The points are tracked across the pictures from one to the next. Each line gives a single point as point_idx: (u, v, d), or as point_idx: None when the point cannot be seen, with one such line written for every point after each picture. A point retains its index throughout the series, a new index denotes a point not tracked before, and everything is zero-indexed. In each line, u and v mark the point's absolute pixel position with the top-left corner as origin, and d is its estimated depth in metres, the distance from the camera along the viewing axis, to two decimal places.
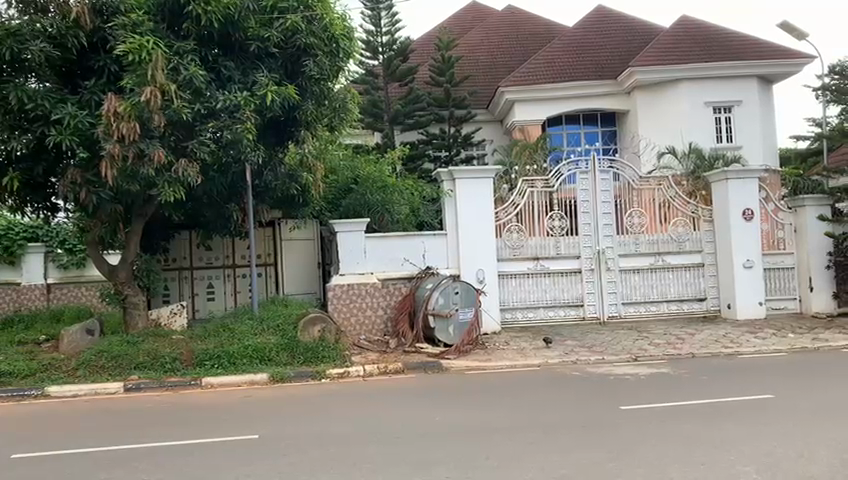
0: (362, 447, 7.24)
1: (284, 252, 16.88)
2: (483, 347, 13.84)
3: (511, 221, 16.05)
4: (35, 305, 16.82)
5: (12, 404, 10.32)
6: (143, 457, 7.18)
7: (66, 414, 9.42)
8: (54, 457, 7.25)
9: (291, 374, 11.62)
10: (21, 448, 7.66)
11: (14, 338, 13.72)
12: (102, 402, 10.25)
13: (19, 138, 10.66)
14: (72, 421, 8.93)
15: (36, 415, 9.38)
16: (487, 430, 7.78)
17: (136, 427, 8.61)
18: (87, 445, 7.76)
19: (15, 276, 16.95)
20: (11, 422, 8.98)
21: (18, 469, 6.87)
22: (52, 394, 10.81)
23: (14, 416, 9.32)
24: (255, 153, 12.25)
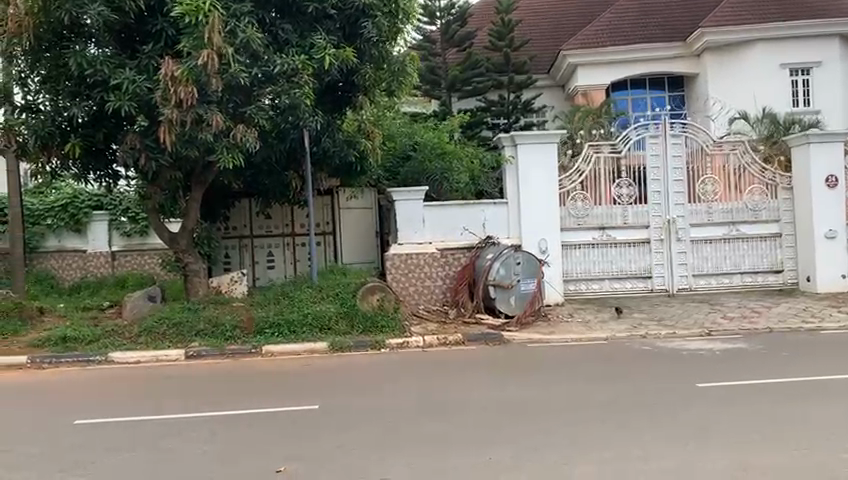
0: (424, 420, 6.93)
1: (343, 220, 16.68)
2: (546, 318, 13.41)
3: (575, 189, 15.45)
4: (101, 272, 17.11)
5: (76, 369, 10.44)
6: (201, 426, 7.03)
7: (126, 380, 9.43)
8: (111, 424, 7.17)
9: (350, 343, 11.45)
10: (80, 414, 7.64)
11: (79, 304, 13.96)
12: (162, 368, 10.27)
13: (80, 104, 10.74)
14: (132, 388, 8.92)
15: (97, 381, 9.41)
16: (554, 406, 7.38)
17: (195, 394, 8.51)
18: (145, 412, 7.68)
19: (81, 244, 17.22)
20: (75, 388, 9.01)
21: (79, 434, 6.81)
22: (113, 360, 10.89)
23: (77, 382, 9.38)
24: (313, 118, 11.99)
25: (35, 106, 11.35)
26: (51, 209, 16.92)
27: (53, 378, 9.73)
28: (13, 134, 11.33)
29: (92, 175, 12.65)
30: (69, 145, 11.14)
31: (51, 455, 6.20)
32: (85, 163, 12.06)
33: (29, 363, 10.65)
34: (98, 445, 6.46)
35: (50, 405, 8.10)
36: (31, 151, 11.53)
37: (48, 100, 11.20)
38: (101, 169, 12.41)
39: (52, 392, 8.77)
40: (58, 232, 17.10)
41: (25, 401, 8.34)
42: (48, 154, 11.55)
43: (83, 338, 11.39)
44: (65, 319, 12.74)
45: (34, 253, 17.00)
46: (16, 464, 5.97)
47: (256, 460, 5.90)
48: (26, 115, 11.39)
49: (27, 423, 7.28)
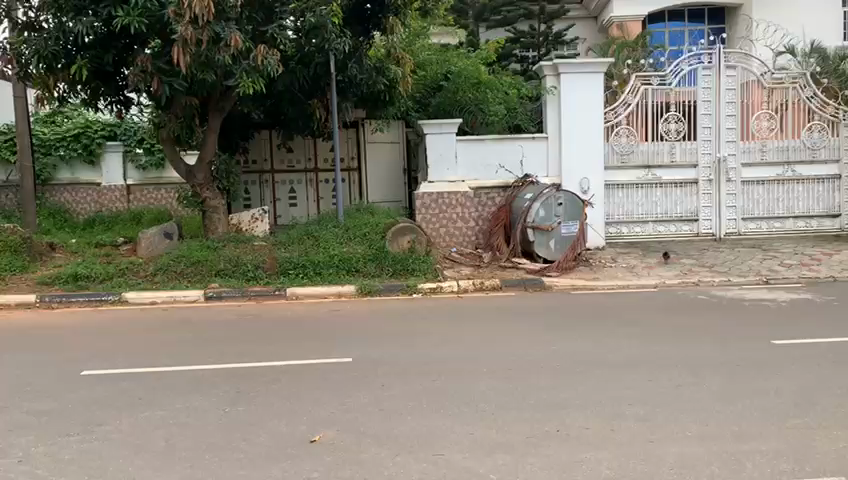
0: (474, 381, 6.10)
1: (369, 155, 15.71)
2: (588, 263, 12.51)
3: (620, 123, 14.30)
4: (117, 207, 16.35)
5: (88, 310, 9.73)
6: (223, 381, 6.26)
7: (141, 324, 8.71)
8: (124, 377, 6.42)
9: (380, 287, 10.66)
10: (91, 363, 6.89)
11: (93, 240, 13.21)
12: (179, 312, 9.52)
13: (85, 20, 9.70)
14: (148, 334, 8.18)
15: (110, 325, 8.69)
16: (620, 365, 6.53)
17: (217, 342, 7.74)
18: (162, 362, 6.91)
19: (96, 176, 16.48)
20: (85, 332, 8.28)
21: (87, 388, 6.06)
22: (128, 301, 10.17)
23: (89, 326, 8.66)
24: (341, 41, 10.91)
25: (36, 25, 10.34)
26: (63, 139, 16.03)
27: (62, 320, 9.03)
28: (15, 54, 10.36)
29: (102, 101, 11.70)
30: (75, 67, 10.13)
31: (55, 413, 5.43)
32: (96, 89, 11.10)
33: (40, 303, 9.95)
34: (108, 402, 5.71)
35: (60, 351, 7.38)
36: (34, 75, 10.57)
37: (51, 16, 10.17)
38: (111, 95, 11.46)
39: (61, 337, 8.05)
40: (71, 164, 16.25)
41: (31, 345, 7.63)
42: (53, 78, 10.58)
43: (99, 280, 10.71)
44: (77, 256, 12.01)
45: (46, 185, 16.22)
46: (15, 423, 5.22)
47: (290, 425, 5.10)
48: (27, 34, 10.40)
49: (31, 372, 6.54)
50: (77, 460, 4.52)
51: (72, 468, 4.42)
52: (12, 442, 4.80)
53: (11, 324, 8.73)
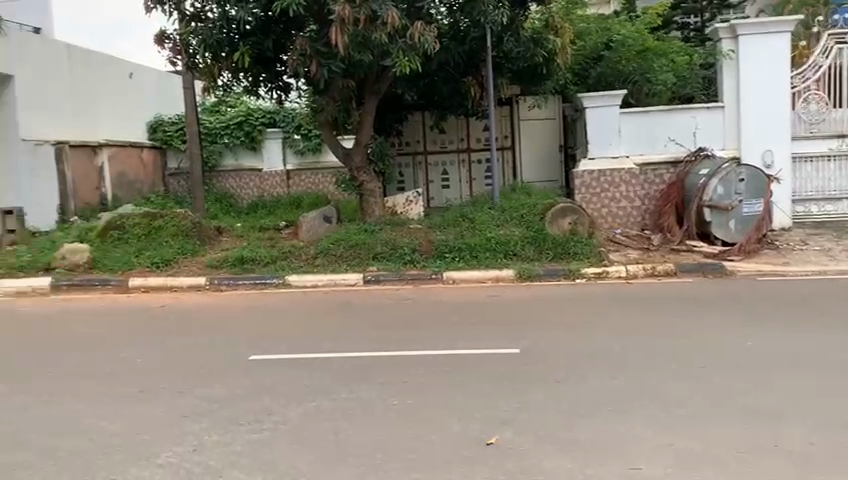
0: (661, 380, 5.43)
1: (524, 133, 15.08)
2: (772, 246, 11.23)
3: (809, 88, 12.73)
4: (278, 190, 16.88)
5: (253, 292, 9.94)
6: (386, 370, 6.00)
7: (301, 309, 8.70)
8: (289, 363, 6.33)
9: (541, 271, 10.09)
10: (255, 348, 6.87)
11: (256, 224, 13.63)
12: (338, 295, 9.47)
13: (246, 7, 9.87)
14: (309, 318, 8.12)
15: (271, 310, 8.75)
16: (837, 367, 5.59)
17: (378, 328, 7.53)
18: (324, 348, 6.77)
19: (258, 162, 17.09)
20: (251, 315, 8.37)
21: (253, 373, 6.01)
22: (289, 284, 10.28)
23: (254, 308, 8.79)
24: (498, 12, 10.34)
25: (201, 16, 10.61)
26: (228, 127, 16.75)
27: (230, 302, 9.26)
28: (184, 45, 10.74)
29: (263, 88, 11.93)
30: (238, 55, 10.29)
31: (222, 400, 5.38)
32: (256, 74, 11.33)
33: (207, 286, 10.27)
34: (274, 389, 5.62)
35: (226, 335, 7.45)
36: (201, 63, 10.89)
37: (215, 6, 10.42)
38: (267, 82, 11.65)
39: (227, 320, 8.18)
40: (235, 151, 16.98)
41: (200, 328, 7.79)
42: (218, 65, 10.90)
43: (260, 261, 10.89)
44: (243, 240, 12.42)
45: (213, 172, 17.00)
46: (185, 409, 5.20)
47: (460, 423, 4.72)
48: (192, 24, 10.70)
49: (201, 356, 6.62)
50: (243, 453, 4.37)
51: (238, 461, 4.26)
52: (183, 428, 4.76)
53: (182, 307, 9.03)
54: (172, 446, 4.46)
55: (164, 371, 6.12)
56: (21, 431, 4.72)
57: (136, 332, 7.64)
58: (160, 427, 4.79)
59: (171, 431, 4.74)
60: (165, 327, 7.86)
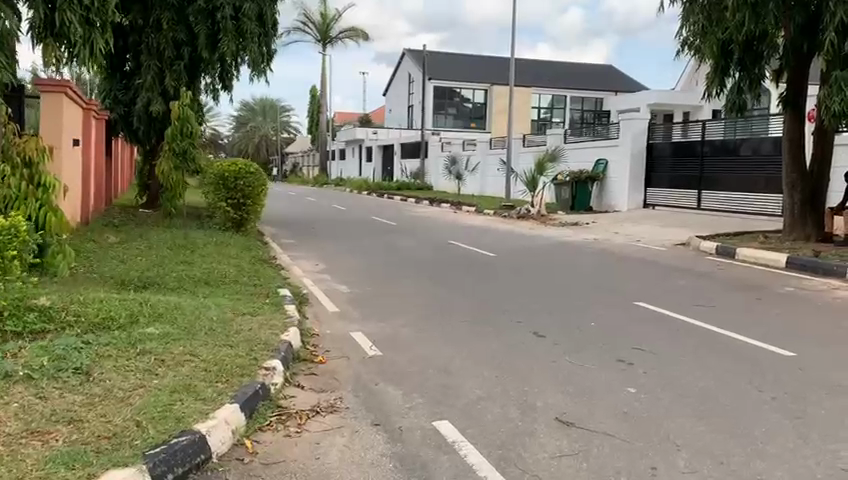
0: None
1: None
2: None
3: None
4: (773, 172, 15.08)
5: (697, 285, 8.47)
6: (827, 411, 4.16)
7: (765, 303, 7.43)
8: (697, 373, 4.92)
9: None
10: (699, 338, 5.98)
11: (734, 237, 11.88)
12: (795, 301, 7.48)
13: None
14: (744, 325, 6.52)
15: (726, 299, 7.64)
16: None
17: (833, 351, 5.57)
18: (788, 351, 5.53)
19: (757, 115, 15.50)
20: (682, 311, 7.11)
21: (650, 379, 4.78)
22: (769, 278, 8.84)
23: (686, 302, 7.47)
24: None
25: None
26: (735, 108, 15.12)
27: (662, 290, 8.09)
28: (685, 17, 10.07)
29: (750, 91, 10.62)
30: (729, 29, 9.40)
31: (663, 384, 4.67)
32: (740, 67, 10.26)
33: (670, 271, 9.47)
34: (667, 402, 4.31)
35: (664, 318, 6.70)
36: (689, 31, 10.46)
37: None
38: (747, 76, 10.40)
39: (669, 303, 7.39)
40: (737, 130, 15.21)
41: (639, 306, 7.21)
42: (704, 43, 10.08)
43: (739, 268, 9.76)
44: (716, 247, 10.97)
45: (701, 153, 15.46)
46: (628, 387, 4.61)
47: None
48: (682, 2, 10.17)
49: (601, 345, 5.65)
50: (696, 452, 3.56)
51: (693, 462, 3.46)
52: (540, 428, 3.85)
53: (630, 283, 8.51)
54: (611, 427, 3.87)
55: (595, 343, 5.71)
56: (379, 391, 4.42)
57: (577, 301, 7.39)
58: (602, 404, 4.26)
59: (607, 409, 4.18)
60: (604, 301, 7.44)
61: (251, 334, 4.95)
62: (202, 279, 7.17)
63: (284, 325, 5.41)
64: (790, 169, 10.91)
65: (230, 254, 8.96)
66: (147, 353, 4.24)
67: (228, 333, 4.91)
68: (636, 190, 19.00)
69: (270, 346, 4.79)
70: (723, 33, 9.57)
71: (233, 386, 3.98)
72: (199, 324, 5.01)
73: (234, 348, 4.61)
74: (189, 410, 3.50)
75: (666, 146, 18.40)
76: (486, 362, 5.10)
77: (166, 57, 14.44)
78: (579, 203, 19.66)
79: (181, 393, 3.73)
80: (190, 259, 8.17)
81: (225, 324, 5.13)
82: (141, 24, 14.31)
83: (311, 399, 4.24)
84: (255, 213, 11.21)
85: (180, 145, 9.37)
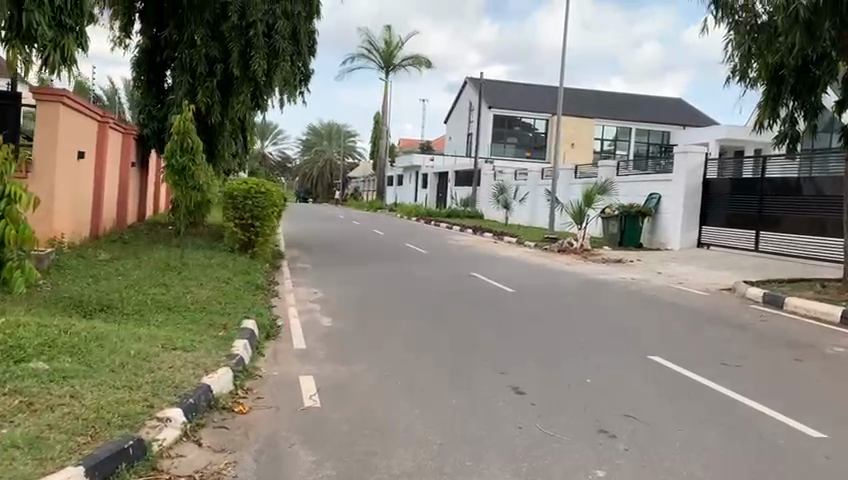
0: None
1: None
2: None
3: None
4: (840, 214, 13.73)
5: (730, 337, 7.42)
6: None
7: (804, 365, 6.35)
8: (691, 455, 4.00)
9: None
10: (709, 405, 5.00)
11: (788, 284, 10.69)
12: (841, 365, 6.39)
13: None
14: (771, 392, 5.50)
15: (758, 356, 6.58)
16: None
17: None
18: (815, 432, 4.51)
19: (822, 150, 14.21)
20: (701, 368, 6.12)
21: (627, 459, 3.89)
22: (816, 334, 7.69)
23: (709, 357, 6.47)
24: None
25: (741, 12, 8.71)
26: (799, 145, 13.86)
27: (686, 342, 7.09)
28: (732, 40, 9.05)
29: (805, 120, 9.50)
30: (779, 52, 8.43)
31: (641, 468, 3.77)
32: (793, 95, 9.25)
33: (703, 319, 8.41)
34: None
35: (675, 377, 5.73)
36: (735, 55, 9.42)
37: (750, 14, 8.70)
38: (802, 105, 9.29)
39: (688, 358, 6.39)
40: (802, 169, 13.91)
41: (651, 360, 6.24)
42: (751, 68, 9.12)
43: (784, 320, 8.61)
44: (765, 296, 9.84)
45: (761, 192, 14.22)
46: (596, 469, 3.73)
47: None
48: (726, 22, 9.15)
49: (586, 408, 4.76)
50: None
51: None
52: None
53: (650, 330, 7.53)
54: None
55: (579, 405, 4.83)
56: (286, 455, 3.68)
57: (580, 349, 6.47)
58: None
59: None
60: (612, 351, 6.50)
61: (162, 375, 4.28)
62: (168, 305, 6.59)
63: (215, 363, 4.74)
64: None
65: (220, 277, 8.40)
66: (14, 394, 3.64)
67: (137, 371, 4.26)
68: (689, 228, 17.78)
69: (177, 391, 4.11)
70: (774, 56, 8.53)
71: (94, 442, 3.30)
72: (108, 358, 4.37)
73: (132, 392, 3.95)
74: (9, 475, 2.85)
75: (723, 181, 17.16)
76: (436, 422, 4.30)
77: (199, 74, 14.26)
78: (628, 239, 18.54)
79: (15, 449, 3.09)
80: (170, 281, 7.62)
81: (142, 359, 4.47)
82: (177, 40, 14.20)
83: (198, 461, 3.53)
84: (266, 235, 10.69)
85: (179, 161, 8.99)
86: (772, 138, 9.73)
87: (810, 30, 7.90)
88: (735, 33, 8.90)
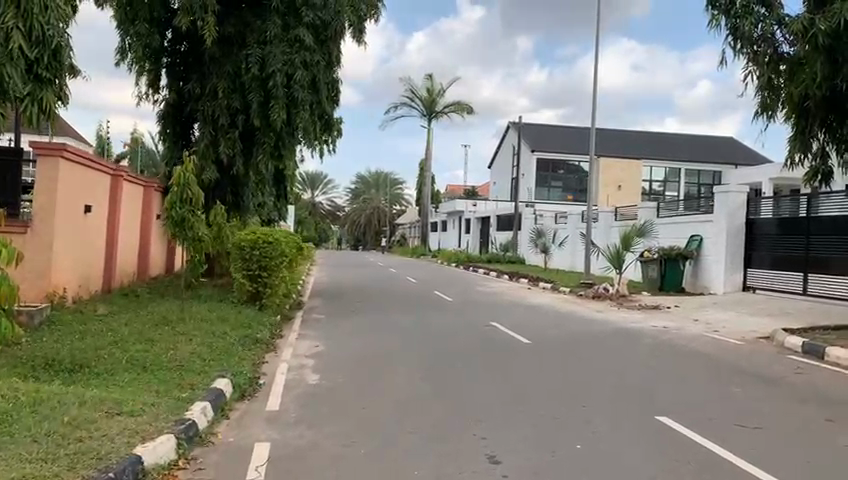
0: None
1: None
2: None
3: None
4: None
5: (756, 392, 6.73)
6: None
7: (835, 425, 5.64)
8: None
9: None
10: (711, 477, 4.40)
11: (835, 332, 9.83)
12: None
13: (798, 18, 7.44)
14: (789, 458, 4.83)
15: (783, 415, 5.89)
16: None
17: None
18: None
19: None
20: (714, 429, 5.48)
21: None
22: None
23: (726, 416, 5.80)
24: None
25: (758, 43, 8.21)
26: None
27: (704, 397, 6.43)
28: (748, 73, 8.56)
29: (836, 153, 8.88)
30: (803, 83, 7.84)
31: None
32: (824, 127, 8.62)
33: (731, 372, 7.71)
34: None
35: (679, 442, 5.11)
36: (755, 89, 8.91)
37: (769, 46, 8.20)
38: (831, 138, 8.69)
39: (702, 418, 5.74)
40: None
41: (657, 421, 5.64)
42: (775, 101, 8.55)
43: (823, 372, 7.84)
44: (806, 346, 9.03)
45: None
46: None
47: None
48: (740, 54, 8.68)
49: None
50: None
51: None
52: None
53: (666, 385, 6.89)
54: None
55: (557, 477, 4.29)
56: None
57: (580, 408, 5.90)
58: None
59: None
60: (616, 410, 5.90)
61: (88, 446, 3.93)
62: (143, 362, 6.29)
63: (157, 430, 4.38)
64: None
65: (215, 331, 8.13)
66: None
67: (61, 440, 3.93)
68: (733, 270, 16.87)
69: (97, 463, 3.75)
70: (796, 87, 7.98)
71: None
72: (34, 426, 4.06)
73: (43, 464, 3.61)
74: None
75: (767, 222, 16.27)
76: None
77: (221, 125, 14.34)
78: (668, 283, 17.70)
79: None
80: (158, 338, 7.37)
81: (73, 426, 4.15)
82: (199, 92, 14.33)
83: None
84: (276, 285, 10.43)
85: (179, 212, 8.91)
86: (802, 175, 9.10)
87: (834, 58, 7.40)
88: (755, 67, 8.37)
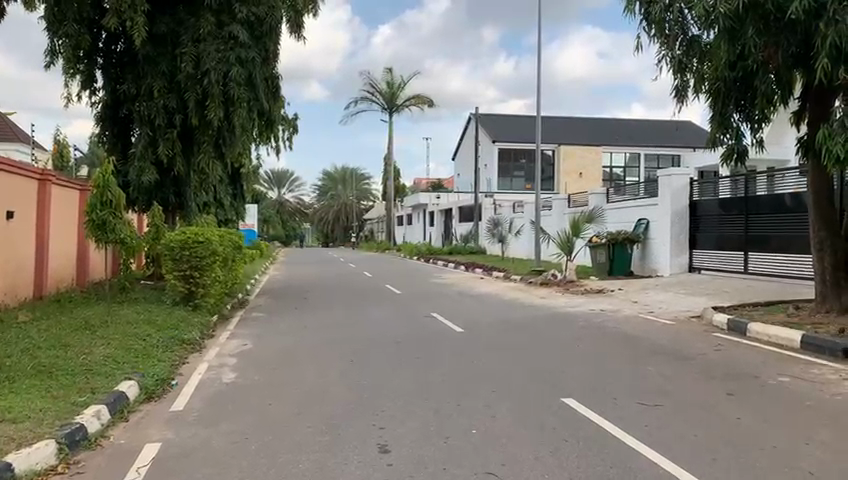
0: None
1: None
2: None
3: None
4: None
5: (667, 371, 6.85)
6: None
7: (735, 399, 5.75)
8: None
9: None
10: (592, 456, 4.46)
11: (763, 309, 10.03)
12: (773, 397, 5.79)
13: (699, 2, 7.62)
14: (679, 433, 4.92)
15: (687, 392, 5.99)
16: None
17: None
18: None
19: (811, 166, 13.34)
20: (615, 407, 5.56)
21: None
22: (767, 363, 7.08)
23: (630, 395, 5.90)
24: None
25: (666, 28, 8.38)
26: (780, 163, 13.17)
27: (616, 378, 6.53)
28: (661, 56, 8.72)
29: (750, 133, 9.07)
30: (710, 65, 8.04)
31: None
32: (738, 108, 8.84)
33: (651, 352, 7.82)
34: None
35: (575, 422, 5.17)
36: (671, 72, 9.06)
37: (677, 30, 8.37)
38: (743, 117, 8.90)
39: (606, 398, 5.81)
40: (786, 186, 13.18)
41: (562, 402, 5.71)
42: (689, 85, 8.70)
43: (741, 348, 8.00)
44: (731, 323, 9.19)
45: None
46: None
47: None
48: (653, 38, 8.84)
49: (446, 466, 4.25)
50: None
51: None
52: None
53: (582, 367, 6.97)
54: None
55: (439, 462, 4.32)
56: None
57: (487, 394, 5.93)
58: None
59: None
60: (523, 394, 5.95)
61: None
62: (49, 368, 6.21)
63: (36, 436, 4.33)
64: (816, 226, 9.23)
65: (137, 333, 8.05)
66: None
67: None
68: (679, 252, 17.10)
69: None
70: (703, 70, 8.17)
71: None
72: None
73: None
74: None
75: (709, 204, 16.53)
76: None
77: (158, 126, 14.14)
78: (617, 267, 17.88)
79: None
80: (74, 342, 7.28)
81: None
82: (134, 92, 14.12)
83: None
84: (209, 285, 10.35)
85: (100, 215, 8.87)
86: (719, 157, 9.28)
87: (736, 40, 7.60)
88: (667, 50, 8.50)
